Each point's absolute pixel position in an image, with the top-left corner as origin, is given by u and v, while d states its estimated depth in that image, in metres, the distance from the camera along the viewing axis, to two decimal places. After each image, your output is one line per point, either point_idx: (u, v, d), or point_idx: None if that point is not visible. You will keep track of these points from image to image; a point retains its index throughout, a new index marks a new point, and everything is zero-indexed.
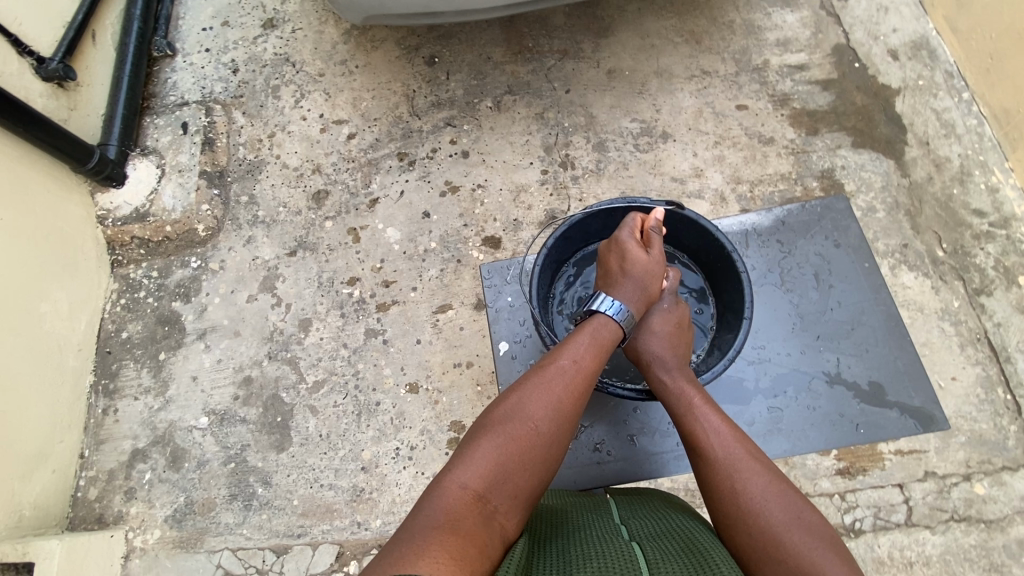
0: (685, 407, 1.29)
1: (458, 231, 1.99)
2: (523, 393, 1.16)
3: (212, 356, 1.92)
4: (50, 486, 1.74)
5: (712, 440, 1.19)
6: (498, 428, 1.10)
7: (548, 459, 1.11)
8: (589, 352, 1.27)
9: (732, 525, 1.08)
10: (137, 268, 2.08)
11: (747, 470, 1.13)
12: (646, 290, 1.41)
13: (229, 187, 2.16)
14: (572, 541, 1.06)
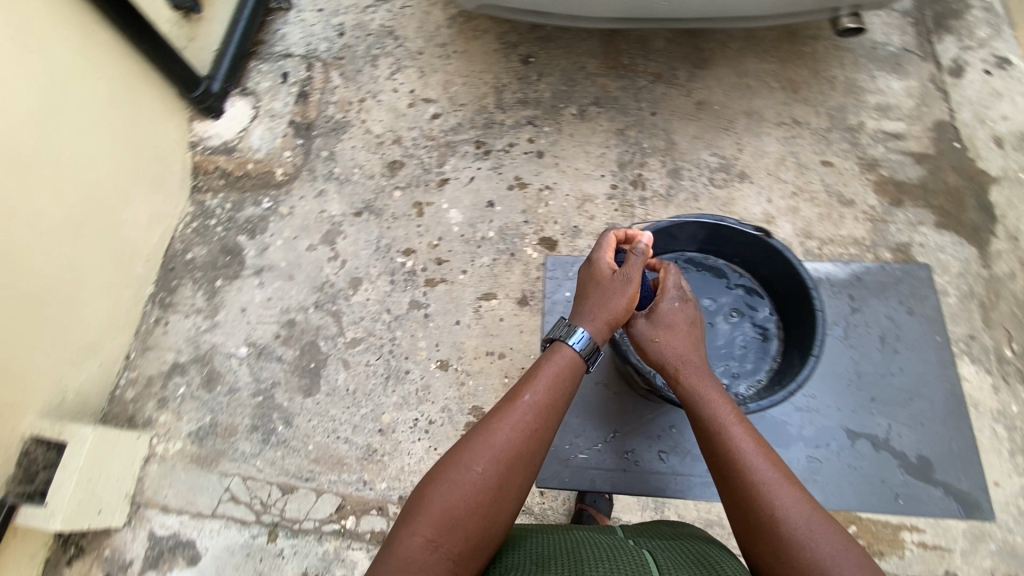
0: (710, 424, 1.21)
1: (518, 225, 2.01)
2: (479, 437, 1.14)
3: (264, 293, 2.01)
4: (94, 378, 1.85)
5: (740, 464, 1.13)
6: (449, 477, 1.08)
7: (507, 500, 1.09)
8: (546, 385, 1.22)
9: (766, 553, 1.04)
10: (214, 197, 2.19)
11: (780, 493, 1.07)
12: (609, 313, 1.29)
13: (312, 140, 2.25)
14: (582, 547, 1.09)
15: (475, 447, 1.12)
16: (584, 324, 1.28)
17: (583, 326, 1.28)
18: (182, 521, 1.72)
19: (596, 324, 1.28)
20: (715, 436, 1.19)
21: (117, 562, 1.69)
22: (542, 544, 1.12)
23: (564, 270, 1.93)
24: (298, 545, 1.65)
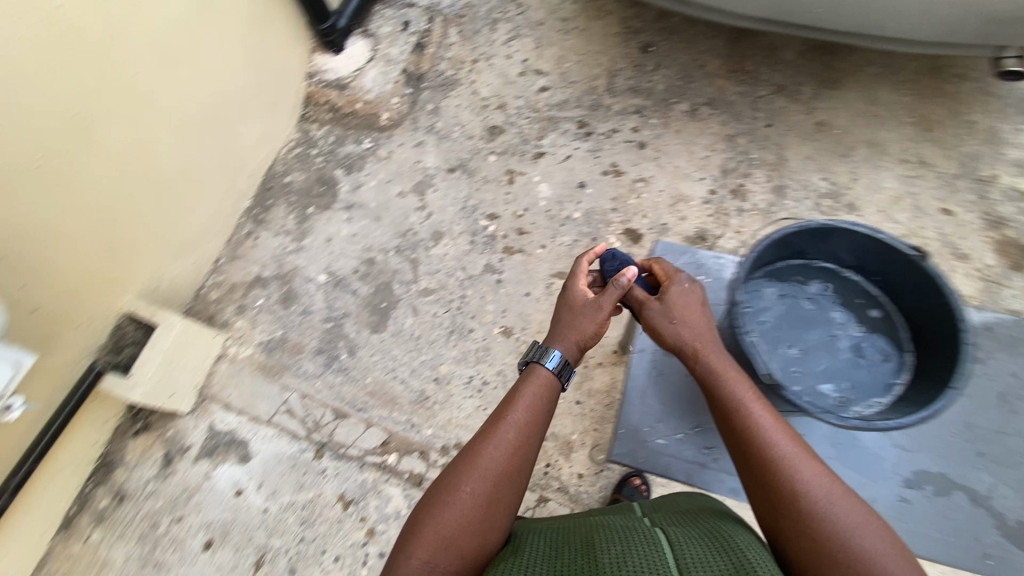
0: (730, 404, 1.19)
1: (606, 211, 1.99)
2: (468, 458, 1.15)
3: (350, 228, 2.09)
4: (186, 274, 1.96)
5: (764, 442, 1.12)
6: (440, 498, 1.10)
7: (499, 516, 1.11)
8: (529, 404, 1.23)
9: (787, 525, 1.04)
10: (319, 128, 2.27)
11: (802, 466, 1.08)
12: (580, 337, 1.29)
13: (420, 91, 2.30)
14: (594, 531, 1.08)
15: (466, 467, 1.14)
16: (555, 345, 1.29)
17: (554, 348, 1.29)
18: (240, 420, 1.82)
19: (567, 346, 1.29)
20: (735, 417, 1.17)
21: (177, 444, 1.81)
22: (556, 534, 1.12)
23: None
24: (341, 468, 1.74)
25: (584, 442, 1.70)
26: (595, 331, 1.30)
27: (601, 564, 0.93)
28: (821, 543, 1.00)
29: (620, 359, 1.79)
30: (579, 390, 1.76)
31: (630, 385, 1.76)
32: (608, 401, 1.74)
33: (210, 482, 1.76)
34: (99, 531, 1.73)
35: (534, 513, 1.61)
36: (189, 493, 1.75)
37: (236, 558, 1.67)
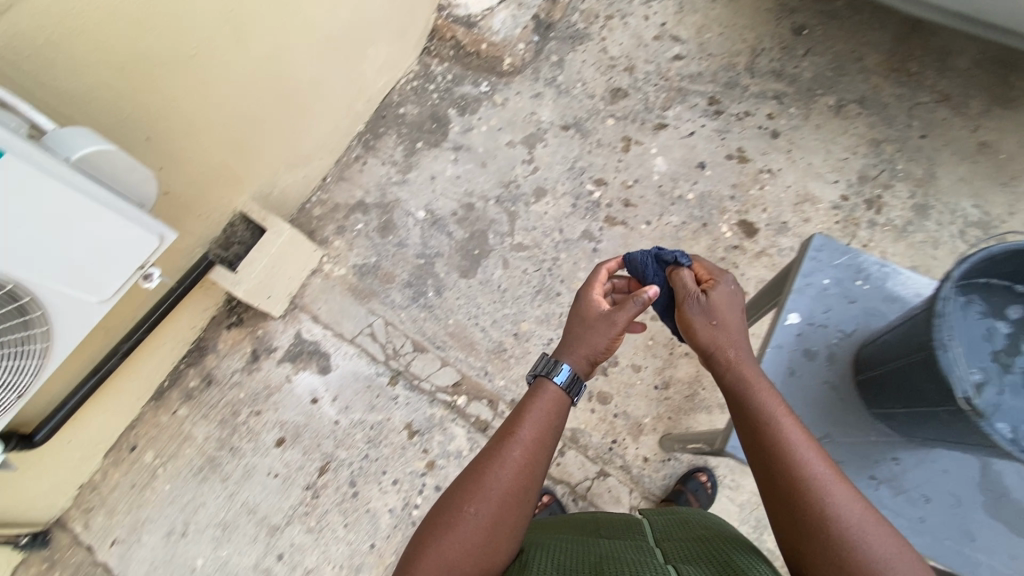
0: (754, 414, 0.93)
1: (723, 198, 1.88)
2: (471, 477, 0.95)
3: (454, 170, 2.07)
4: (296, 187, 2.03)
5: (789, 459, 0.87)
6: (439, 525, 0.91)
7: (502, 546, 0.91)
8: (544, 420, 1.00)
9: (809, 553, 0.83)
10: (440, 64, 2.25)
11: (836, 491, 0.85)
12: (593, 350, 1.07)
13: (547, 41, 2.22)
14: (602, 560, 0.88)
15: (468, 488, 0.94)
16: (562, 359, 1.07)
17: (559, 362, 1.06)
18: (326, 334, 1.89)
19: (576, 361, 1.07)
20: (760, 430, 0.92)
21: (265, 344, 1.90)
22: (558, 557, 0.92)
23: (752, 262, 1.79)
24: (412, 399, 1.79)
25: (655, 428, 1.66)
26: (610, 346, 1.08)
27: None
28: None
29: None
30: (660, 375, 1.70)
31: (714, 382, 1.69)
32: (687, 393, 1.68)
33: (291, 385, 1.84)
34: (186, 407, 1.85)
35: (591, 485, 1.63)
36: (270, 391, 1.84)
37: (304, 460, 1.76)
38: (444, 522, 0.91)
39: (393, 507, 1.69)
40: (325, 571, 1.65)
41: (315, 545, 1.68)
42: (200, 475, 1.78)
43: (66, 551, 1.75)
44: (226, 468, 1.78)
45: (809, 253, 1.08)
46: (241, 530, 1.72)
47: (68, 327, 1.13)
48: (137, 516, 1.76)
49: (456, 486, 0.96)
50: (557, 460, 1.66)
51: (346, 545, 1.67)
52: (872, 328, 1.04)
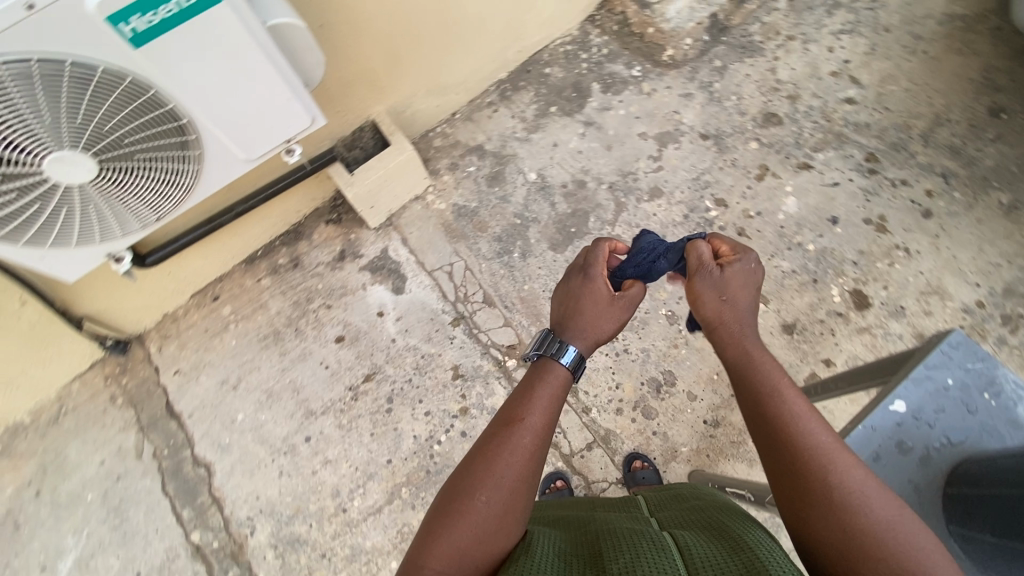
0: (759, 384, 0.94)
1: (844, 260, 1.75)
2: (481, 464, 0.90)
3: (579, 143, 2.04)
4: (426, 113, 2.06)
5: (793, 431, 0.88)
6: (448, 517, 0.85)
7: (508, 532, 0.86)
8: (551, 405, 0.97)
9: (813, 520, 0.82)
10: (600, 36, 2.20)
11: (840, 461, 0.84)
12: (603, 332, 1.06)
13: (716, 44, 2.12)
14: (598, 534, 0.89)
15: (477, 475, 0.89)
16: (574, 342, 1.03)
17: (569, 345, 1.02)
18: (409, 258, 1.96)
19: (586, 344, 1.04)
20: (766, 399, 0.92)
21: (353, 248, 1.99)
22: (557, 537, 0.93)
23: (851, 335, 1.67)
24: (466, 345, 1.83)
25: (690, 460, 1.62)
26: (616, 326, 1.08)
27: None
28: (853, 544, 0.78)
29: None
30: (712, 412, 1.65)
31: None
32: (734, 439, 1.62)
33: (365, 293, 1.92)
34: (270, 279, 1.98)
35: (607, 489, 1.62)
36: (344, 292, 1.93)
37: (354, 362, 1.84)
38: (454, 511, 0.86)
39: (417, 435, 1.74)
40: (342, 467, 1.73)
41: (341, 441, 1.76)
42: (264, 341, 1.90)
43: (137, 363, 1.91)
44: (287, 343, 1.89)
45: (942, 346, 1.03)
46: (282, 402, 1.82)
47: (214, 174, 1.25)
48: (202, 357, 1.90)
49: (465, 472, 0.91)
50: (582, 453, 1.65)
51: (367, 451, 1.74)
52: (983, 447, 0.98)
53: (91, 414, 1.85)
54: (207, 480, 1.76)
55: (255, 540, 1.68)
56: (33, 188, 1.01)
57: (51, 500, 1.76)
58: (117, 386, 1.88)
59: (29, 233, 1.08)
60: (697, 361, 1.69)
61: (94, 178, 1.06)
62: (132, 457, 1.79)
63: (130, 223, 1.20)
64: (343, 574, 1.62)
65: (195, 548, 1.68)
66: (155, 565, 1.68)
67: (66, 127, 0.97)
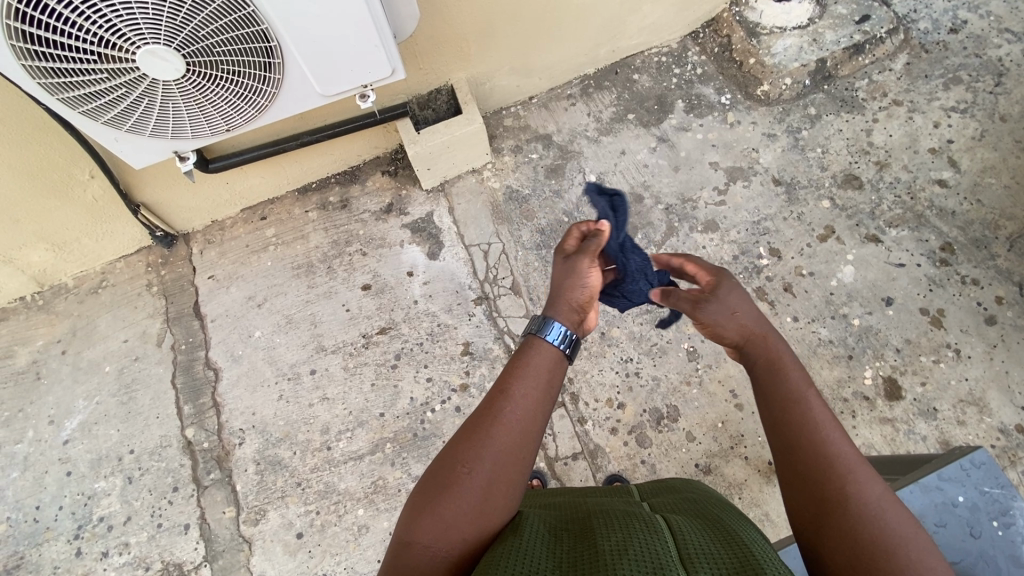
0: (783, 392, 0.92)
1: (886, 344, 1.67)
2: (467, 441, 0.90)
3: (647, 157, 1.99)
4: (506, 90, 2.05)
5: (811, 441, 0.87)
6: (436, 493, 0.86)
7: (504, 506, 0.87)
8: (541, 376, 0.97)
9: (827, 530, 0.81)
10: (698, 54, 2.14)
11: (861, 476, 0.83)
12: (575, 296, 1.03)
13: (815, 91, 2.02)
14: (591, 513, 0.87)
15: (463, 451, 0.89)
16: (550, 313, 1.02)
17: (546, 319, 1.01)
18: (451, 228, 1.97)
19: (561, 312, 1.02)
20: (787, 406, 0.91)
21: (401, 204, 2.02)
22: (547, 517, 0.91)
23: (872, 423, 1.59)
24: (483, 325, 1.83)
25: None
26: (590, 287, 1.04)
27: (600, 553, 0.72)
28: (866, 562, 0.77)
29: (767, 474, 1.57)
30: (707, 458, 1.61)
31: (754, 500, 1.56)
32: (721, 491, 1.57)
33: (400, 250, 1.96)
34: (317, 213, 2.03)
35: None
36: (381, 244, 1.97)
37: (373, 313, 1.88)
38: (446, 482, 0.87)
39: (414, 398, 1.77)
40: (337, 408, 1.78)
41: (342, 383, 1.81)
42: (297, 270, 1.96)
43: (178, 259, 2.01)
44: (317, 277, 1.94)
45: (962, 462, 1.04)
46: (298, 331, 1.88)
47: (289, 101, 1.28)
48: (236, 269, 1.98)
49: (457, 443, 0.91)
50: (566, 460, 1.64)
51: (363, 400, 1.78)
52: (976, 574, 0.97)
53: (126, 294, 1.96)
54: (212, 384, 1.84)
55: (242, 452, 1.76)
56: (124, 74, 1.06)
57: (72, 362, 1.88)
58: (155, 275, 1.99)
59: (109, 114, 1.14)
60: (705, 404, 1.65)
61: (180, 77, 1.10)
62: (153, 343, 1.89)
63: (201, 128, 1.25)
64: (311, 506, 1.68)
65: (187, 443, 1.77)
66: (148, 447, 1.77)
67: (165, 24, 1.01)
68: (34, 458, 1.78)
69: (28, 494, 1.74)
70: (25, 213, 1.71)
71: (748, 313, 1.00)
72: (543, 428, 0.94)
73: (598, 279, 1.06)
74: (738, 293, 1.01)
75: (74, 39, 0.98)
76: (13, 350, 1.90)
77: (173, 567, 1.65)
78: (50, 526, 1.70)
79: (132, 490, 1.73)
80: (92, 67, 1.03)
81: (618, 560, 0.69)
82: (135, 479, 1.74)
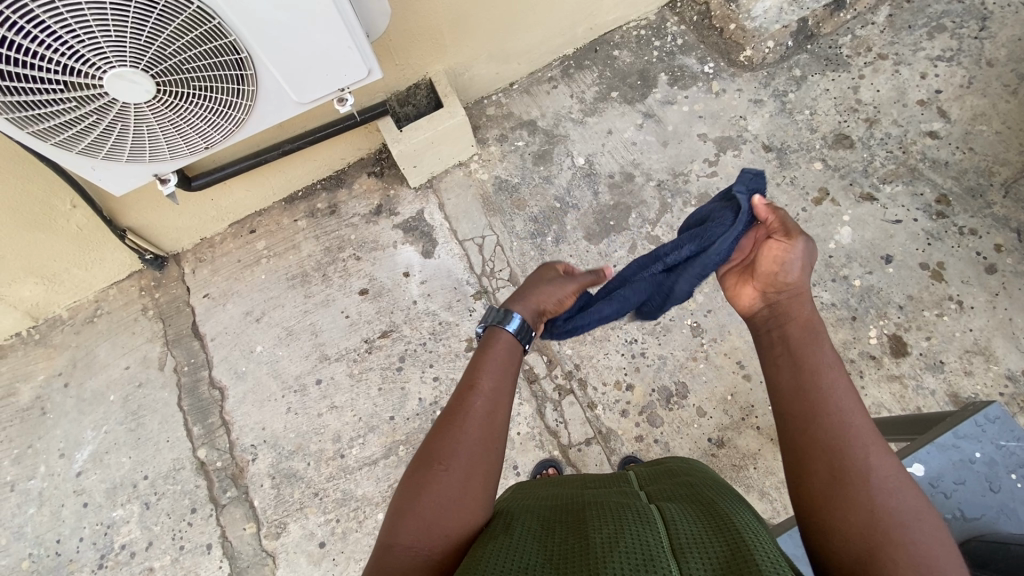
0: (813, 361, 0.91)
1: (889, 302, 1.66)
2: (440, 437, 0.90)
3: (635, 134, 1.97)
4: (485, 78, 2.02)
5: (832, 416, 0.85)
6: (415, 491, 0.85)
7: (484, 500, 0.87)
8: (500, 368, 0.98)
9: (837, 501, 0.79)
10: (677, 25, 2.10)
11: (880, 452, 0.81)
12: (546, 303, 1.09)
13: (799, 52, 1.99)
14: (583, 505, 0.86)
15: (438, 447, 0.89)
16: (518, 308, 1.06)
17: (510, 310, 1.04)
18: (443, 224, 1.95)
19: (529, 309, 1.06)
20: (816, 373, 0.89)
21: (391, 204, 1.99)
22: (539, 509, 0.89)
23: (880, 381, 1.60)
24: None
25: None
26: (561, 306, 1.12)
27: (591, 547, 0.71)
28: (876, 538, 0.74)
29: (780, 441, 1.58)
30: (719, 431, 1.61)
31: (769, 469, 1.56)
32: (736, 463, 1.58)
33: (394, 251, 1.93)
34: (306, 221, 2.01)
35: None
36: (375, 247, 1.95)
37: (374, 316, 1.87)
38: (422, 479, 0.86)
39: (423, 398, 1.76)
40: (346, 415, 1.78)
41: (349, 390, 1.80)
42: (291, 281, 1.94)
43: (171, 281, 1.99)
44: (313, 286, 1.92)
45: (976, 418, 1.04)
46: (300, 342, 1.87)
47: (265, 112, 1.25)
48: (230, 285, 1.96)
49: (430, 442, 0.90)
50: (579, 446, 1.65)
51: (372, 404, 1.78)
52: (998, 528, 0.98)
53: (123, 321, 1.94)
54: (219, 403, 1.83)
55: (256, 467, 1.76)
56: (90, 100, 1.03)
57: (76, 394, 1.87)
58: (150, 299, 1.97)
59: (83, 143, 1.11)
60: (714, 377, 1.66)
61: (150, 98, 1.07)
62: (155, 368, 1.88)
63: (180, 147, 1.22)
64: (331, 515, 1.69)
65: (200, 464, 1.77)
66: (162, 471, 1.77)
67: (128, 45, 0.97)
68: (49, 493, 1.77)
69: (47, 529, 1.74)
70: (11, 249, 1.68)
71: (807, 270, 0.98)
72: (510, 415, 0.95)
73: (567, 300, 1.13)
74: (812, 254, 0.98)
75: (40, 70, 0.95)
76: (15, 387, 1.89)
77: None
78: (72, 558, 1.71)
79: (150, 516, 1.73)
80: (60, 97, 1.00)
81: (609, 554, 0.68)
82: (152, 504, 1.74)
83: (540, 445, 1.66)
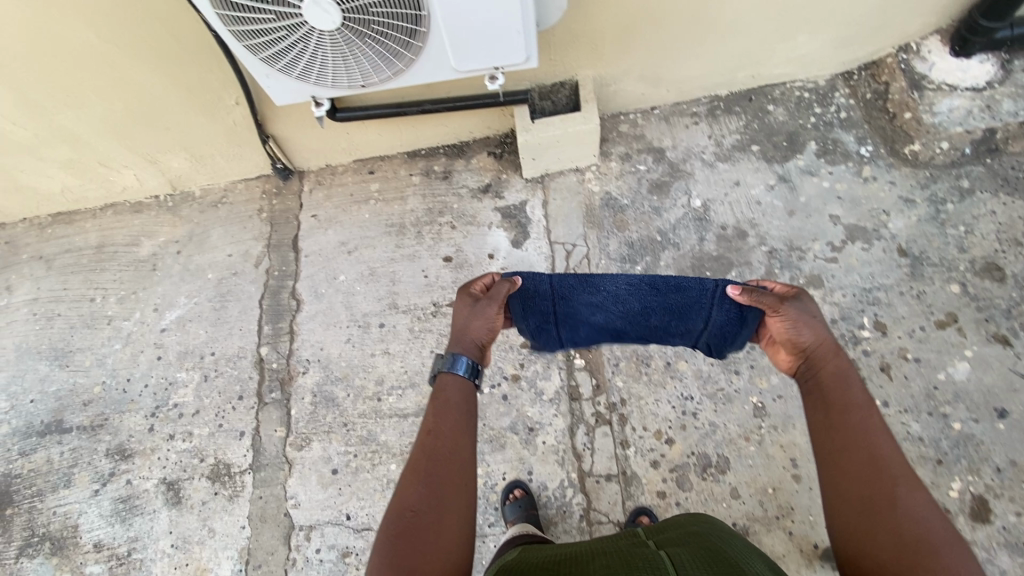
0: (841, 396, 1.05)
1: (987, 460, 1.48)
2: (408, 488, 1.03)
3: (762, 193, 1.88)
4: (629, 95, 2.01)
5: (863, 450, 0.99)
6: (394, 540, 0.97)
7: (456, 534, 1.00)
8: (459, 406, 1.11)
9: (873, 527, 0.93)
10: (845, 98, 1.97)
11: (907, 483, 0.95)
12: (478, 335, 1.16)
13: (974, 163, 1.81)
14: (594, 564, 0.85)
15: (409, 495, 1.02)
16: (453, 349, 1.15)
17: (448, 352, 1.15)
18: (541, 220, 1.97)
19: (465, 347, 1.15)
20: (847, 410, 1.03)
21: (499, 187, 2.05)
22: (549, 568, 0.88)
23: None
24: None
25: None
26: (493, 326, 1.19)
27: None
28: (906, 555, 0.89)
29: (809, 555, 1.46)
30: (747, 520, 1.51)
31: None
32: None
33: (488, 231, 1.99)
34: (420, 178, 2.11)
35: (605, 523, 1.57)
36: (472, 222, 2.01)
37: (449, 285, 1.93)
38: (400, 529, 0.99)
39: None
40: (395, 363, 1.86)
41: (405, 342, 1.88)
42: (389, 228, 2.05)
43: (290, 193, 2.17)
44: (406, 239, 2.02)
45: None
46: (377, 285, 1.98)
47: (422, 71, 1.34)
48: (337, 214, 2.11)
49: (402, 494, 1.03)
50: (598, 478, 1.61)
51: (421, 362, 1.85)
52: None
53: (240, 214, 2.15)
54: (292, 312, 1.98)
55: (303, 380, 1.89)
56: (288, 17, 1.16)
57: (183, 263, 2.10)
58: (267, 203, 2.16)
59: (269, 54, 1.25)
60: (760, 464, 1.56)
61: (334, 30, 1.18)
62: (251, 263, 2.07)
63: (341, 80, 1.33)
64: (351, 448, 1.78)
65: (259, 359, 1.93)
66: (227, 353, 1.95)
67: None
68: (136, 336, 2.02)
69: (123, 366, 1.98)
70: (175, 121, 1.91)
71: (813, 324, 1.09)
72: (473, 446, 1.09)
73: (500, 320, 1.21)
74: (813, 302, 1.12)
75: None
76: (140, 240, 2.15)
77: (222, 466, 1.81)
78: (134, 399, 1.93)
79: (205, 388, 1.91)
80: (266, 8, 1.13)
81: None
82: (210, 378, 1.93)
83: (560, 462, 1.64)
